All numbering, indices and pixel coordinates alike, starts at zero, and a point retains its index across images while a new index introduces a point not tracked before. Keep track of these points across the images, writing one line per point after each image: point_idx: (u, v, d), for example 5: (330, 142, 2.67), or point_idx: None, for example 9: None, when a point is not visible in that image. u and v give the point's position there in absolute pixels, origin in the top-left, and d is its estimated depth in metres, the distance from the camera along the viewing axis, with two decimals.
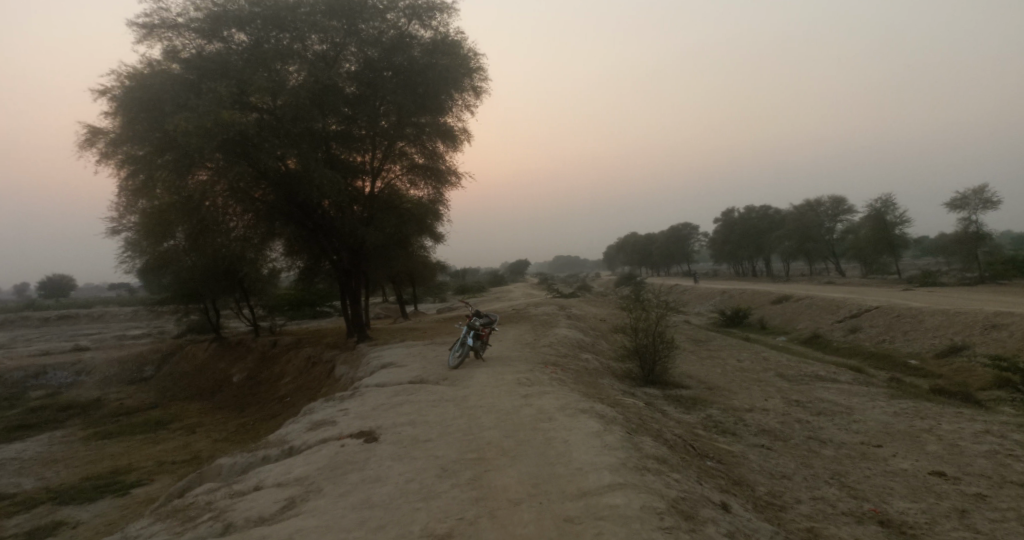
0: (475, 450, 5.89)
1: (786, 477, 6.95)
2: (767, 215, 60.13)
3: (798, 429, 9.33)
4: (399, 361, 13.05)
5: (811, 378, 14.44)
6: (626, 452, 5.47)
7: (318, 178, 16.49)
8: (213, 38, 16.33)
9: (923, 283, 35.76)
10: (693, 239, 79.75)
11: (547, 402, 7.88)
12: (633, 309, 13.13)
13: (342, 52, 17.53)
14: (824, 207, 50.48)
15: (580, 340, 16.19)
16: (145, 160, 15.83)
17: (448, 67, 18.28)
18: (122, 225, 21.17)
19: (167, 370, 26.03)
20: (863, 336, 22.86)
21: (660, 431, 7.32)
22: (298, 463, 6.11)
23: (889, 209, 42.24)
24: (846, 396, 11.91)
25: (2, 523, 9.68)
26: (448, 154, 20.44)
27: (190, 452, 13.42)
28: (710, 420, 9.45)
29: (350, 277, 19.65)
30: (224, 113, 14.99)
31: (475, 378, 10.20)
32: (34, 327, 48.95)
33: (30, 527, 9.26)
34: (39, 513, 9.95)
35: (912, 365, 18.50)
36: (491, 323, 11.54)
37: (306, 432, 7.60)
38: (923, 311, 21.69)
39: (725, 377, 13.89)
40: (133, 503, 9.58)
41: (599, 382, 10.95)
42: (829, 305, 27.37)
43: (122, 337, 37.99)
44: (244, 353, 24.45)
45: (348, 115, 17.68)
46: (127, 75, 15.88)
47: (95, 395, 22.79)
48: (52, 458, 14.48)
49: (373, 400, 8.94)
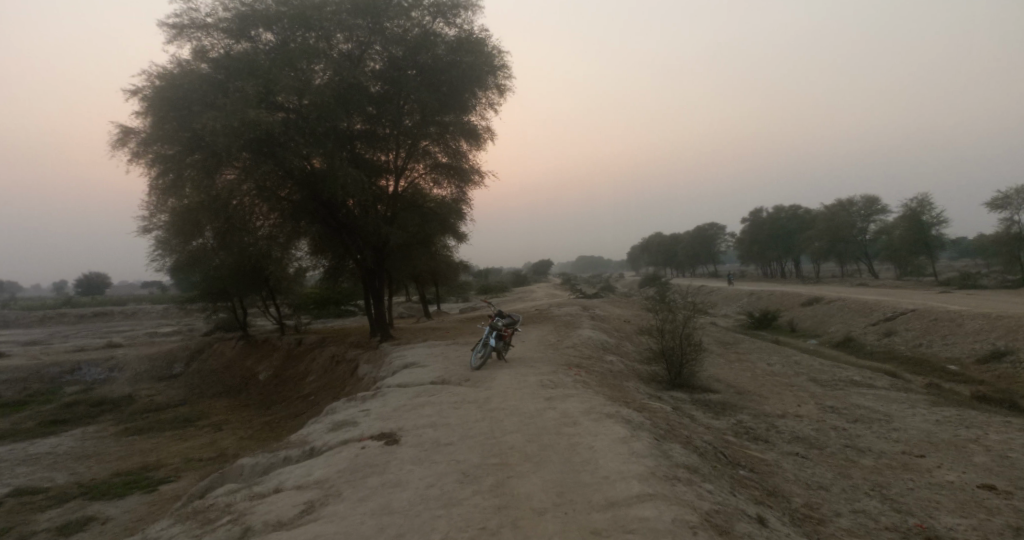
0: (497, 455, 5.70)
1: (824, 488, 6.62)
2: (797, 215, 58.75)
3: (834, 437, 8.95)
4: (422, 361, 12.95)
5: (845, 383, 13.94)
6: (654, 460, 5.23)
7: (343, 177, 16.50)
8: (241, 38, 16.52)
9: (961, 285, 34.54)
10: (720, 239, 78.48)
11: (571, 405, 7.66)
12: (659, 310, 12.83)
13: (368, 51, 17.54)
14: (857, 207, 49.10)
15: (605, 341, 15.92)
16: (175, 159, 16.04)
17: (473, 65, 18.16)
18: (153, 224, 21.53)
19: (195, 368, 26.44)
20: (898, 339, 22.11)
21: (689, 438, 7.05)
22: (319, 465, 6.00)
23: (926, 209, 40.88)
24: (882, 402, 11.45)
25: (33, 517, 9.81)
26: (471, 153, 20.31)
27: (216, 449, 13.51)
28: (741, 426, 9.12)
29: (374, 276, 19.66)
30: (250, 112, 15.08)
31: (498, 379, 10.03)
32: (70, 324, 50.35)
33: (60, 522, 9.36)
34: (69, 508, 10.06)
35: (951, 371, 17.80)
36: (514, 323, 11.38)
37: (327, 433, 7.51)
38: (963, 315, 20.88)
39: (755, 381, 13.49)
40: (158, 501, 9.63)
41: (624, 385, 10.70)
42: (862, 307, 26.57)
43: (153, 335, 38.80)
44: (270, 351, 24.69)
45: (372, 114, 17.65)
46: (158, 75, 16.10)
47: (126, 391, 23.23)
48: (84, 453, 14.73)
49: (394, 401, 8.82)
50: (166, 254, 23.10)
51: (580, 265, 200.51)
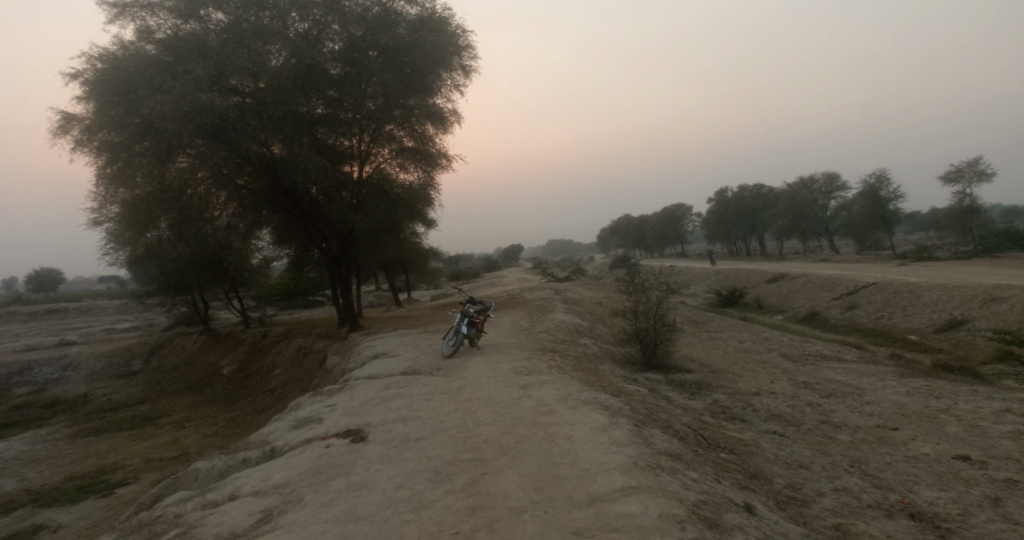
0: (471, 450, 5.40)
1: (804, 467, 6.52)
2: (760, 194, 59.52)
3: (809, 413, 8.92)
4: (392, 351, 12.54)
5: (815, 358, 14.05)
6: (635, 449, 5.00)
7: (304, 162, 15.86)
8: (189, 18, 15.55)
9: (918, 257, 35.50)
10: (686, 219, 79.25)
11: (546, 393, 7.39)
12: (633, 292, 12.64)
13: (325, 31, 16.68)
14: (818, 184, 49.90)
15: (578, 324, 15.74)
16: (122, 147, 15.19)
17: (435, 45, 17.60)
18: (104, 217, 20.49)
19: (156, 365, 25.46)
20: (861, 313, 22.52)
21: (668, 422, 6.85)
22: (279, 467, 5.60)
23: (883, 184, 41.75)
24: (854, 376, 11.52)
25: None
26: (438, 136, 19.76)
27: (177, 449, 12.91)
28: (718, 406, 9.02)
29: (341, 266, 19.09)
30: (201, 96, 14.29)
31: (470, 367, 9.70)
32: (23, 322, 48.25)
33: (6, 533, 8.74)
34: (17, 518, 9.44)
35: (912, 341, 18.20)
36: (486, 309, 11.12)
37: (290, 431, 7.10)
38: (921, 286, 21.35)
39: (728, 360, 13.48)
40: (113, 505, 9.08)
41: (599, 368, 10.51)
42: (826, 282, 27.00)
43: (112, 332, 37.34)
44: (234, 346, 23.89)
45: (333, 98, 16.98)
46: (98, 57, 15.14)
47: (81, 391, 22.20)
48: (35, 457, 13.93)
49: (362, 394, 8.44)
50: (120, 248, 22.08)
51: (549, 248, 201.02)
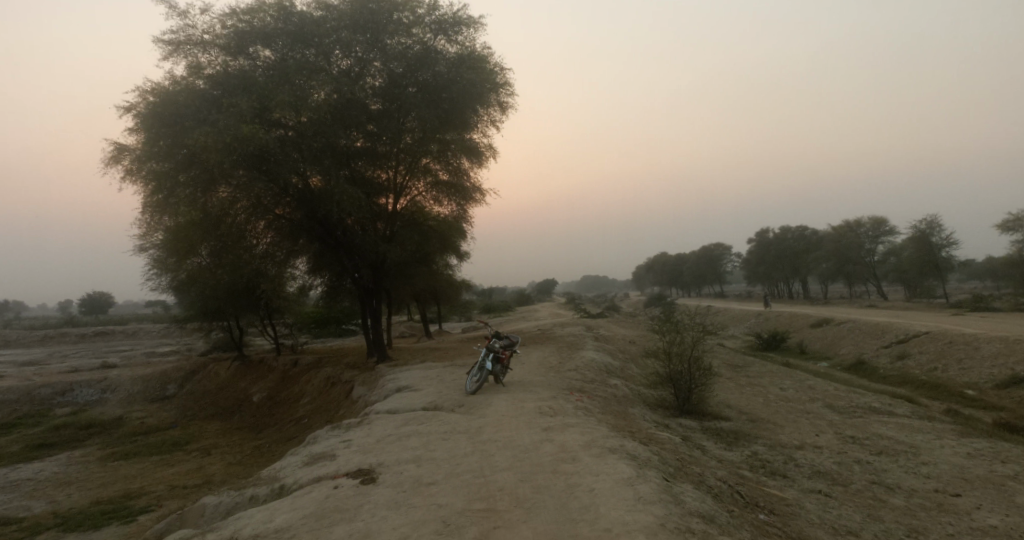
0: (484, 499, 5.03)
1: (853, 534, 5.90)
2: (804, 236, 58.03)
3: (858, 471, 8.20)
4: (416, 385, 12.28)
5: (863, 411, 13.15)
6: (664, 508, 4.54)
7: (339, 194, 15.98)
8: (239, 55, 16.12)
9: (974, 308, 33.65)
10: (726, 259, 77.76)
11: (570, 437, 6.96)
12: (666, 331, 12.10)
13: (367, 68, 16.96)
14: (864, 229, 47.84)
15: (609, 363, 15.23)
16: (166, 176, 15.55)
17: (474, 82, 17.65)
18: (148, 243, 21.06)
19: (190, 389, 25.77)
20: (912, 363, 21.28)
21: (701, 476, 6.34)
22: (284, 508, 5.35)
23: (935, 230, 39.96)
24: (906, 432, 10.68)
25: None
26: (473, 171, 19.80)
27: (201, 476, 12.81)
28: (756, 459, 8.39)
29: (372, 296, 19.05)
30: (243, 128, 14.61)
31: (493, 405, 9.33)
32: (72, 343, 49.97)
33: None
34: None
35: (969, 396, 16.98)
36: (512, 345, 10.80)
37: (301, 468, 6.84)
38: (979, 338, 20.05)
39: (768, 408, 12.75)
40: (131, 533, 8.97)
41: (629, 412, 9.99)
42: (874, 329, 25.72)
43: (153, 355, 38.26)
44: (266, 373, 24.03)
45: (371, 132, 17.21)
46: (151, 90, 15.75)
47: (117, 414, 22.56)
48: (66, 480, 14.04)
49: (380, 430, 8.16)
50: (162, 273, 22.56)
51: (585, 284, 199.78)
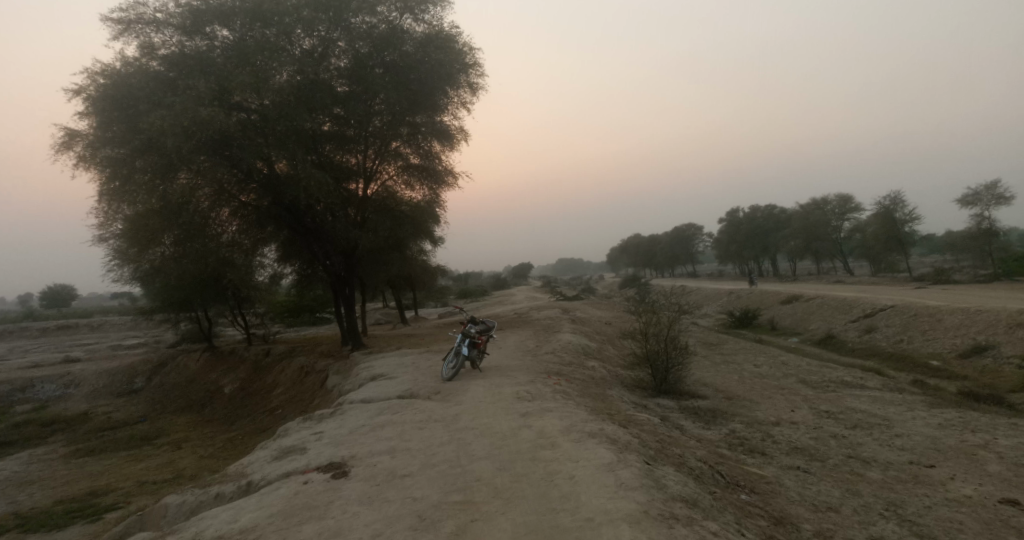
0: (461, 490, 4.84)
1: (833, 510, 5.89)
2: (773, 214, 58.93)
3: (834, 446, 8.25)
4: (390, 372, 12.05)
5: (836, 385, 13.32)
6: (646, 494, 4.41)
7: (306, 179, 15.44)
8: (195, 35, 15.39)
9: (936, 280, 34.58)
10: (698, 239, 78.63)
11: (549, 422, 6.80)
12: (642, 313, 12.03)
13: (331, 48, 16.40)
14: (831, 205, 48.98)
15: (586, 345, 15.17)
16: (122, 162, 14.90)
17: (442, 62, 17.34)
18: (107, 234, 20.22)
19: (158, 382, 25.05)
20: (879, 336, 21.74)
21: (682, 457, 6.24)
22: (250, 506, 5.10)
23: (899, 205, 40.82)
24: (879, 405, 10.82)
25: None
26: (444, 153, 19.34)
27: (171, 471, 12.41)
28: (735, 437, 8.38)
29: (345, 284, 18.64)
30: (202, 111, 14.03)
31: (470, 391, 9.13)
32: (34, 337, 48.40)
33: None
34: None
35: (934, 366, 17.41)
36: (489, 329, 10.59)
37: (270, 462, 6.58)
38: (942, 310, 20.53)
39: (744, 385, 12.82)
40: (98, 530, 8.62)
41: (607, 394, 9.90)
42: (841, 304, 26.22)
43: (118, 348, 37.16)
44: (237, 363, 23.48)
45: (339, 115, 16.67)
46: (102, 71, 14.96)
47: (82, 409, 21.83)
48: (27, 479, 13.49)
49: (353, 420, 7.92)
50: (123, 265, 21.70)
51: (559, 266, 200.55)
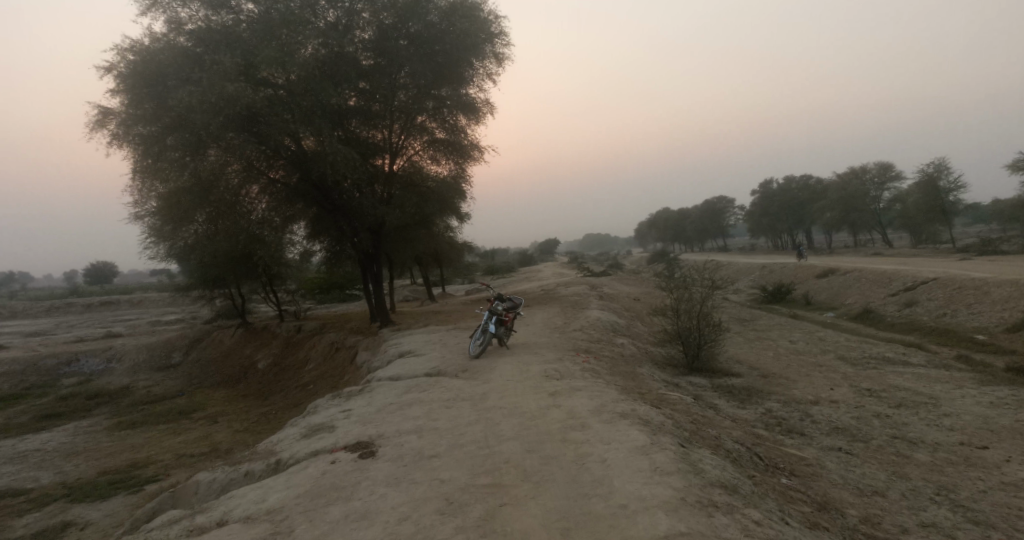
0: (490, 473, 4.70)
1: (880, 494, 5.60)
2: (808, 186, 57.08)
3: (878, 426, 7.89)
4: (418, 349, 12.00)
5: (877, 361, 12.83)
6: (682, 480, 4.20)
7: (332, 154, 15.34)
8: (221, 9, 15.31)
9: (982, 252, 33.10)
10: (729, 212, 76.86)
11: (578, 402, 6.62)
12: (673, 288, 11.72)
13: (355, 19, 16.12)
14: (870, 175, 47.18)
15: (614, 322, 14.92)
16: (154, 139, 14.89)
17: (467, 31, 16.84)
18: (142, 212, 20.42)
19: (195, 357, 25.65)
20: (920, 310, 20.94)
21: (718, 439, 6.00)
22: (278, 486, 5.04)
23: (943, 173, 39.02)
24: (923, 382, 10.35)
25: (11, 522, 9.06)
26: (470, 127, 19.05)
27: (208, 444, 12.66)
28: (771, 417, 8.09)
29: (373, 260, 18.68)
30: (228, 86, 13.99)
31: (497, 370, 8.99)
32: (78, 313, 50.12)
33: (38, 528, 8.59)
34: (51, 512, 9.31)
35: (979, 341, 16.69)
36: (516, 306, 10.37)
37: (299, 440, 6.55)
38: (990, 282, 19.61)
39: (779, 362, 12.45)
40: (139, 501, 8.80)
41: (637, 372, 9.67)
42: (880, 277, 25.30)
43: (157, 324, 38.17)
44: (269, 339, 23.86)
45: (364, 89, 16.61)
46: (130, 49, 14.98)
47: (124, 383, 22.49)
48: (73, 450, 13.94)
49: (381, 398, 7.87)
50: (158, 245, 21.99)
51: (587, 241, 198.89)
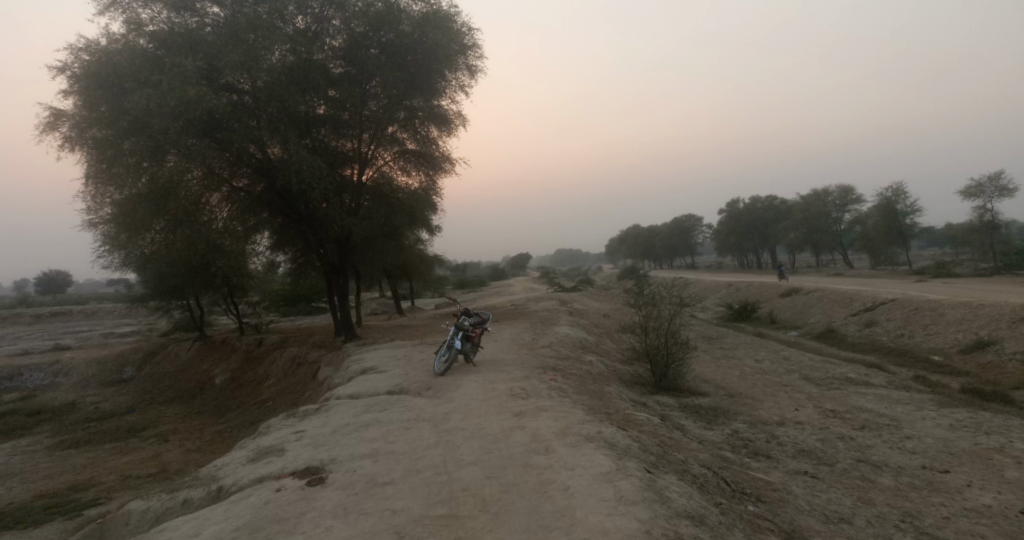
0: (445, 503, 4.44)
1: (846, 522, 5.51)
2: (773, 206, 58.28)
3: (842, 449, 7.86)
4: (381, 366, 11.62)
5: (841, 382, 12.93)
6: (648, 510, 4.01)
7: (298, 163, 14.95)
8: (185, 11, 15.00)
9: (937, 274, 34.16)
10: (697, 231, 78.00)
11: (543, 424, 6.39)
12: (642, 305, 11.62)
13: (325, 26, 15.88)
14: (832, 197, 48.44)
15: (583, 339, 14.76)
16: (109, 144, 14.29)
17: (440, 43, 16.70)
18: (95, 219, 19.58)
19: (149, 371, 24.62)
20: (880, 330, 21.37)
21: (685, 463, 5.84)
22: (216, 517, 4.69)
23: (900, 198, 40.23)
24: (886, 403, 10.43)
25: None
26: (441, 139, 18.85)
27: (157, 465, 12.01)
28: (738, 438, 8.01)
29: (339, 273, 18.22)
30: (190, 91, 13.51)
31: (462, 388, 8.73)
32: (27, 324, 47.94)
33: None
34: None
35: (936, 361, 17.07)
36: (483, 322, 10.19)
37: (245, 465, 6.18)
38: (945, 304, 20.13)
39: (746, 382, 12.44)
40: (75, 529, 8.21)
41: (605, 391, 9.50)
42: (842, 297, 25.79)
43: (111, 336, 36.66)
44: (229, 353, 23.06)
45: (334, 98, 16.27)
46: (85, 49, 14.38)
47: (71, 399, 21.40)
48: (11, 470, 13.09)
49: (337, 418, 7.53)
50: (112, 254, 21.08)
51: (558, 256, 199.66)
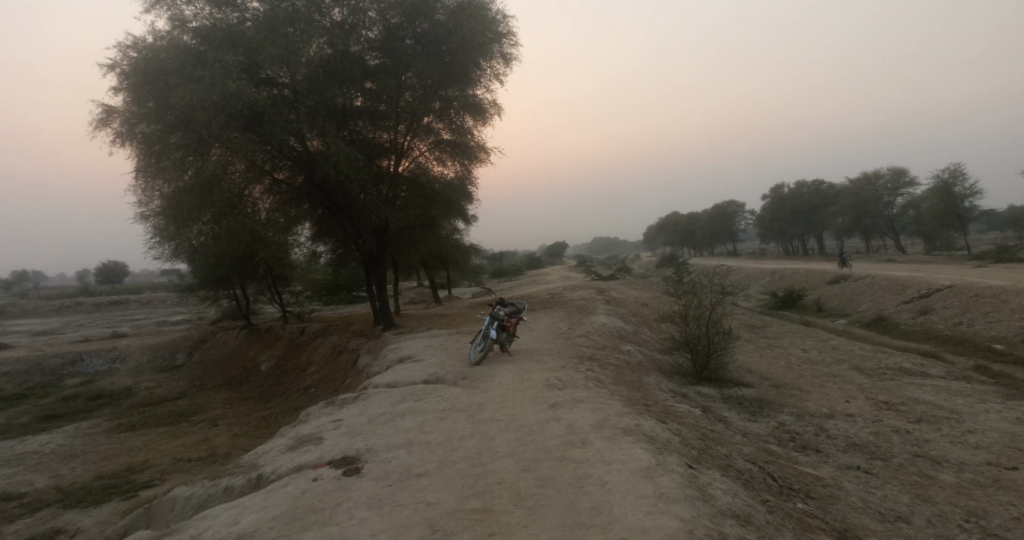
0: (480, 496, 4.34)
1: (904, 521, 5.19)
2: (820, 191, 56.21)
3: (898, 443, 7.44)
4: (419, 354, 11.65)
5: (894, 372, 12.33)
6: (691, 509, 3.81)
7: (336, 154, 15.07)
8: (225, 7, 15.08)
9: (998, 259, 32.34)
10: (739, 217, 75.98)
11: (580, 416, 6.23)
12: (682, 294, 11.28)
13: (361, 19, 15.71)
14: (883, 180, 46.36)
15: (621, 327, 14.50)
16: (156, 138, 14.66)
17: (474, 31, 16.50)
18: (146, 212, 20.24)
19: (199, 358, 25.45)
20: (935, 317, 20.38)
21: (729, 458, 5.60)
22: (254, 506, 4.71)
23: (958, 180, 38.22)
24: (944, 395, 9.88)
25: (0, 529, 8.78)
26: (476, 129, 18.72)
27: (206, 448, 12.36)
28: (785, 431, 7.68)
29: (377, 263, 18.36)
30: (230, 85, 13.72)
31: (498, 377, 8.62)
32: (88, 312, 50.25)
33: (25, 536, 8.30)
34: (42, 518, 9.02)
35: (998, 351, 16.16)
36: (518, 312, 9.96)
37: (284, 454, 6.21)
38: (1007, 290, 19.02)
39: (792, 372, 12.00)
40: (129, 508, 8.48)
41: (644, 381, 9.27)
42: (894, 284, 24.69)
43: (163, 324, 38.06)
44: (273, 341, 23.62)
45: (370, 90, 16.39)
46: (132, 47, 14.76)
47: (127, 384, 22.28)
48: (71, 452, 13.68)
49: (374, 407, 7.54)
50: (162, 246, 21.73)
51: (596, 245, 198.08)
